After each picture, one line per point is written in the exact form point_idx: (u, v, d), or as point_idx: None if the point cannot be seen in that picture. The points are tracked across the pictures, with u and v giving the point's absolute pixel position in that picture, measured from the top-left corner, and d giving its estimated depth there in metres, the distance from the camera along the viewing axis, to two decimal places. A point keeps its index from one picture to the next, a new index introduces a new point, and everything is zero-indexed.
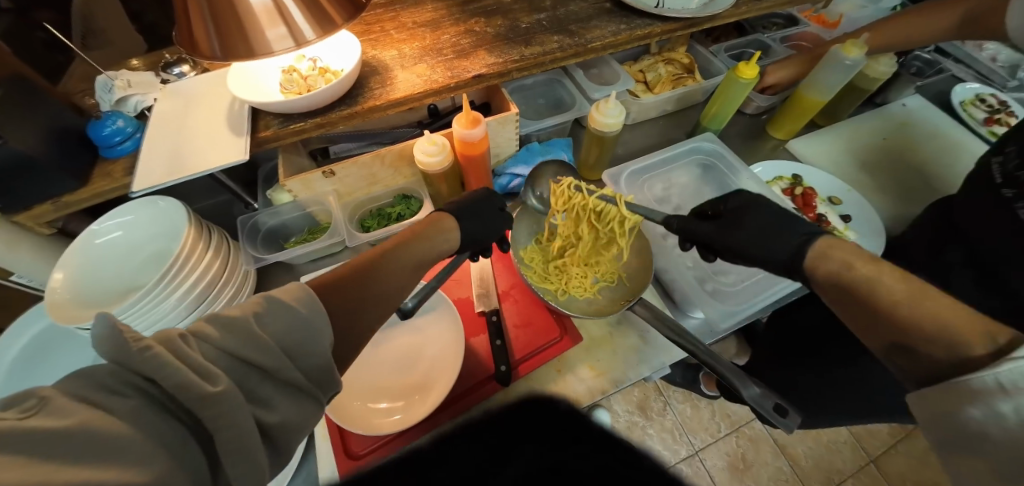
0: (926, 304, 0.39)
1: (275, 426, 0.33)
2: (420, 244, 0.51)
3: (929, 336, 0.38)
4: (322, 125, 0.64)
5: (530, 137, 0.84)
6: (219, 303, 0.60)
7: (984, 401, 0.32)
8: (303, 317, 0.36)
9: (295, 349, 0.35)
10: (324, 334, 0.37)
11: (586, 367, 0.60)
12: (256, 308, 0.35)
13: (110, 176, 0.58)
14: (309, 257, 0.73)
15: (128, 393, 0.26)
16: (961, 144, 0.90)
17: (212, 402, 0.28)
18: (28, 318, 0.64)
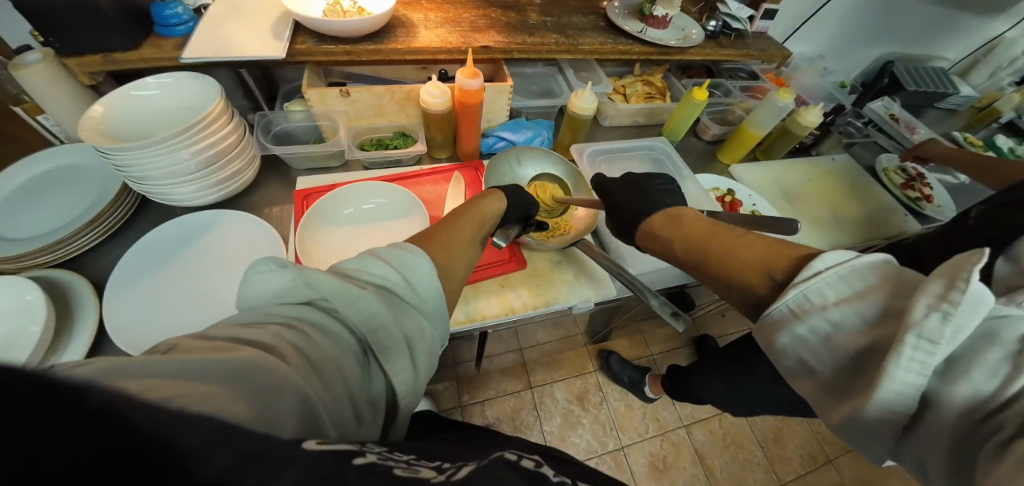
0: (726, 242, 0.48)
1: (414, 335, 0.40)
2: (489, 207, 0.60)
3: (744, 281, 0.44)
4: (349, 53, 0.77)
5: (520, 112, 0.99)
6: (218, 176, 0.70)
7: (788, 327, 0.38)
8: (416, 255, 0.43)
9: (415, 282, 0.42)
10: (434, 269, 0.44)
11: (526, 289, 0.71)
12: (373, 255, 0.42)
13: (159, 47, 0.70)
14: (307, 165, 0.83)
15: (285, 326, 0.33)
16: (874, 199, 1.08)
17: (362, 306, 0.37)
18: (39, 157, 0.72)
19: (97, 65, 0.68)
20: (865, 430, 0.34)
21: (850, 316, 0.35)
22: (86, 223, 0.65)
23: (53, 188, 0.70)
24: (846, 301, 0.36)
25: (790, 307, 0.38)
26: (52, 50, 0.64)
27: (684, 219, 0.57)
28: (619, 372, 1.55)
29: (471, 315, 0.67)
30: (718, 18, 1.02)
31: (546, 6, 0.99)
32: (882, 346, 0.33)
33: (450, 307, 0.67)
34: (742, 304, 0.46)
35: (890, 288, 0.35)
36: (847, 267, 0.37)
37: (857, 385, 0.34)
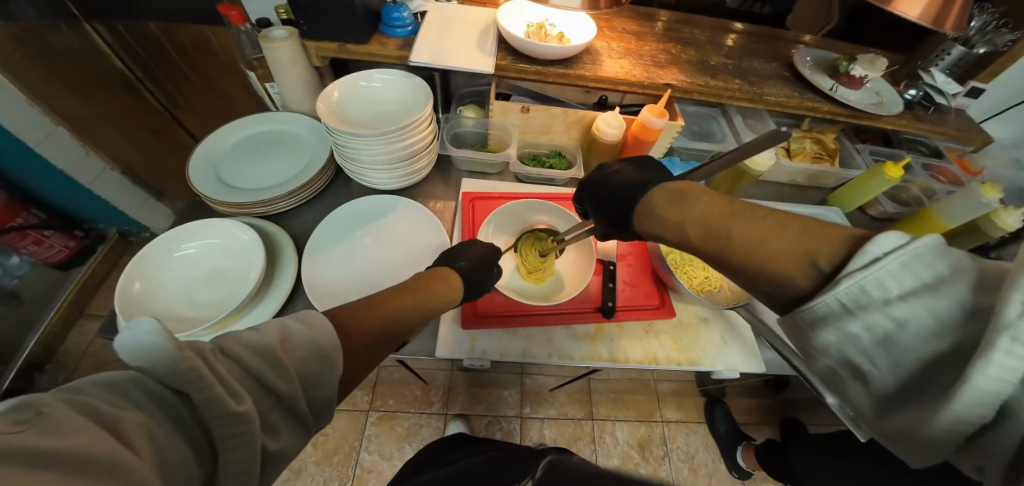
0: (753, 230, 0.39)
1: (276, 452, 0.36)
2: (431, 293, 0.56)
3: (779, 272, 0.36)
4: (539, 74, 0.80)
5: (674, 151, 0.96)
6: (411, 169, 0.78)
7: (835, 323, 0.32)
8: (326, 351, 0.40)
9: (309, 379, 0.39)
10: (335, 370, 0.41)
11: (670, 340, 0.69)
12: (282, 334, 0.39)
13: (384, 45, 0.78)
14: (470, 168, 0.88)
15: (146, 406, 0.30)
16: None
17: (234, 419, 0.32)
18: (243, 122, 0.83)
19: (330, 51, 0.78)
20: (916, 445, 0.29)
21: (910, 307, 0.29)
22: (297, 188, 0.75)
23: (258, 152, 0.81)
24: (912, 294, 0.29)
25: (841, 299, 0.31)
26: (297, 31, 0.75)
27: (698, 198, 0.47)
28: (716, 422, 1.46)
29: (615, 355, 0.66)
30: (920, 87, 0.92)
31: (726, 48, 0.95)
32: (965, 348, 0.27)
33: (595, 340, 0.67)
34: (781, 301, 0.38)
35: (967, 277, 0.28)
36: (911, 253, 0.29)
37: (921, 395, 0.29)
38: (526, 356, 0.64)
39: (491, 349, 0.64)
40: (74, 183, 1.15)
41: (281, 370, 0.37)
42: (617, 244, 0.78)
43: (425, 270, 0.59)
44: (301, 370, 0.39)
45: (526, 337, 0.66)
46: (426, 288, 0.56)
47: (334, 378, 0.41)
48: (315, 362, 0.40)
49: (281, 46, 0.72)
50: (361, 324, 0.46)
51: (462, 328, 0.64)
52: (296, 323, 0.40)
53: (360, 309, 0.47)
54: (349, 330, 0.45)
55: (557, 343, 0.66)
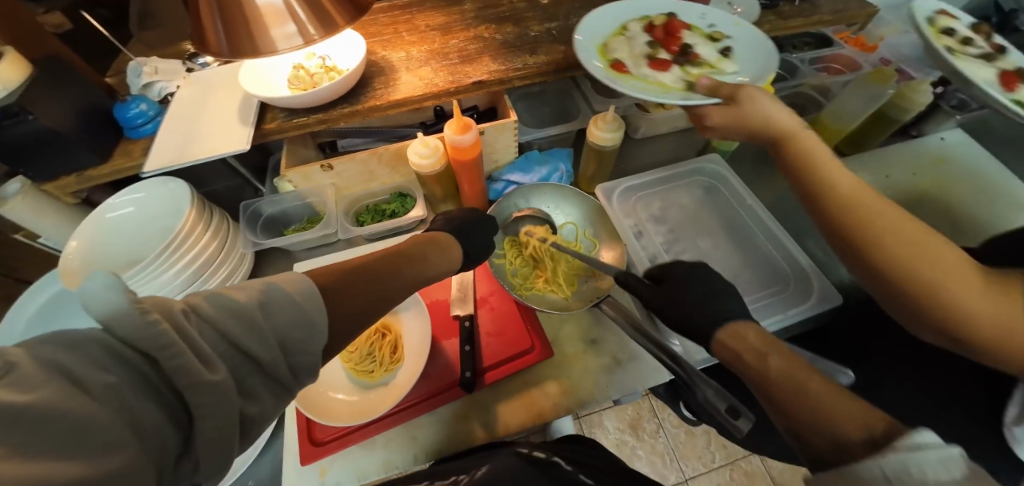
0: (854, 411, 0.33)
1: (254, 419, 0.28)
2: (421, 261, 0.46)
3: (834, 420, 0.33)
4: (324, 121, 0.66)
5: (531, 145, 0.83)
6: (214, 282, 0.64)
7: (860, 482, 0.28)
8: (305, 312, 0.31)
9: (291, 345, 0.30)
10: (321, 333, 0.31)
11: (553, 383, 0.59)
12: (259, 294, 0.30)
13: (128, 154, 0.64)
14: (306, 245, 0.76)
15: (111, 367, 0.23)
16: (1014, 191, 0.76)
17: (204, 390, 0.24)
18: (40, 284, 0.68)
19: (73, 185, 0.65)
20: None
21: None
22: None
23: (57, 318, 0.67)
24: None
25: (886, 471, 0.27)
26: (28, 178, 0.63)
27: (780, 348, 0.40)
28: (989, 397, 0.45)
29: (493, 428, 0.56)
30: None
31: (550, 8, 0.81)
32: None
33: (467, 418, 0.57)
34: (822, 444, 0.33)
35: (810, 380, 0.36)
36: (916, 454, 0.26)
37: None
38: (389, 469, 0.54)
39: (345, 478, 0.53)
40: None
41: (261, 332, 0.28)
42: (476, 288, 0.67)
43: (417, 238, 0.51)
44: (283, 332, 0.30)
45: (385, 444, 0.55)
46: (423, 257, 0.47)
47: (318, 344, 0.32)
48: (298, 326, 0.30)
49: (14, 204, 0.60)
50: (339, 281, 0.36)
51: (304, 466, 0.53)
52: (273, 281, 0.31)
53: (354, 273, 0.38)
54: (328, 293, 0.35)
55: (422, 440, 0.56)
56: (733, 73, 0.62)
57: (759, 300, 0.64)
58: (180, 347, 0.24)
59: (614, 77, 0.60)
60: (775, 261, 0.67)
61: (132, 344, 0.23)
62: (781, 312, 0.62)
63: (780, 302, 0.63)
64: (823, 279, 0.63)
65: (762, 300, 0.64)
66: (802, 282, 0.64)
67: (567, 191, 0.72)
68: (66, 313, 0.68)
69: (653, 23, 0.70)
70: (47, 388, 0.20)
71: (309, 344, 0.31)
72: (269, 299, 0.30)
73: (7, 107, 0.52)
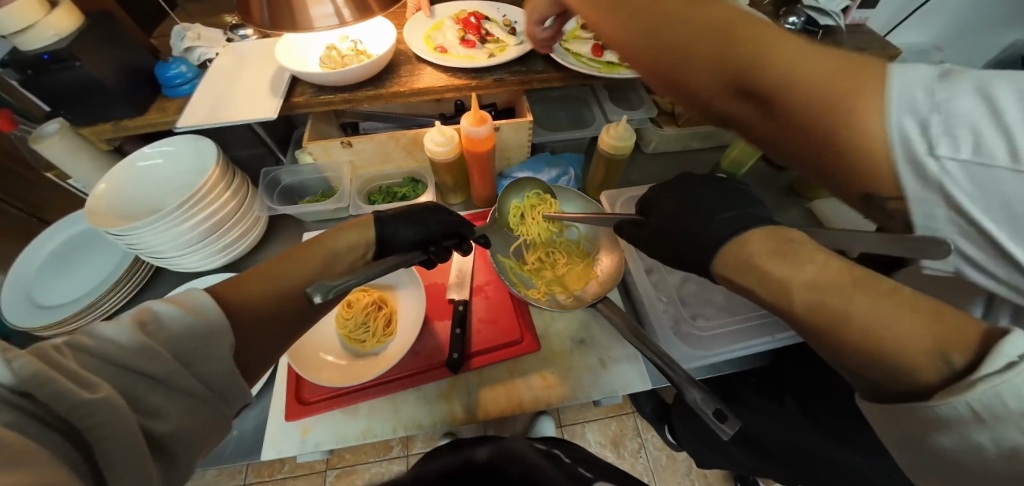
0: (882, 306, 0.28)
1: (169, 436, 0.29)
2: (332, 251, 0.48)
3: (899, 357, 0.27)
4: (349, 100, 0.70)
5: (545, 146, 0.86)
6: (226, 240, 0.68)
7: (959, 430, 0.24)
8: (200, 323, 0.33)
9: (188, 357, 0.32)
10: (223, 338, 0.34)
11: (538, 376, 0.61)
12: (144, 316, 0.31)
13: (163, 110, 0.68)
14: (315, 218, 0.79)
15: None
16: None
17: (88, 408, 0.25)
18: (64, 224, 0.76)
19: (108, 132, 0.69)
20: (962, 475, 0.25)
21: None
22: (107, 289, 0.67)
23: (75, 257, 0.74)
24: None
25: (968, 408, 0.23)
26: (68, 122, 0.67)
27: (806, 251, 0.33)
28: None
29: (473, 411, 0.58)
30: (800, 13, 0.81)
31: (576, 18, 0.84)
32: None
33: (450, 399, 0.58)
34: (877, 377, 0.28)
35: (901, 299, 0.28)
36: None
37: None
38: (367, 437, 0.56)
39: (326, 438, 0.56)
40: None
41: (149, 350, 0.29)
42: (474, 276, 0.69)
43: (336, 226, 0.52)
44: (178, 345, 0.32)
45: (368, 412, 0.57)
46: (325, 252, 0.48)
47: (223, 350, 0.34)
48: (191, 337, 0.32)
49: (44, 144, 0.63)
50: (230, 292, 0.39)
51: (288, 422, 0.56)
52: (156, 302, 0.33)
53: (240, 282, 0.40)
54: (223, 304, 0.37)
55: (404, 413, 0.57)
56: (520, 48, 0.75)
57: (750, 320, 0.63)
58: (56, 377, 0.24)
59: (438, 56, 0.73)
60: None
61: (16, 387, 0.23)
62: (772, 334, 0.61)
63: (772, 323, 0.63)
64: None
65: (754, 318, 0.63)
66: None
67: (574, 196, 0.73)
68: (80, 256, 0.74)
69: (462, 14, 0.81)
70: None
71: (205, 355, 0.33)
72: (160, 323, 0.32)
73: (58, 51, 0.57)
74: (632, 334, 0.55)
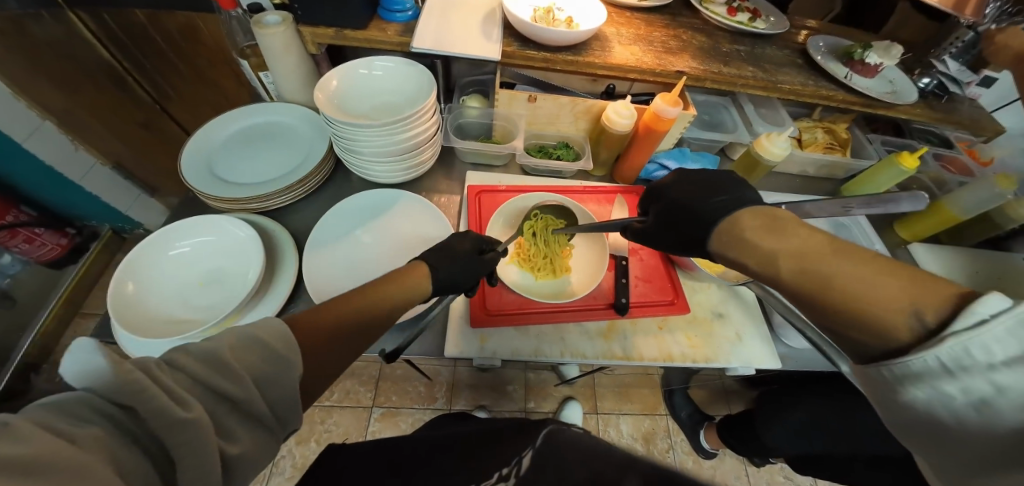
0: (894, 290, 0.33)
1: (237, 459, 0.32)
2: (392, 289, 0.49)
3: (880, 320, 0.33)
4: (547, 60, 0.77)
5: (685, 142, 0.93)
6: (411, 161, 0.74)
7: (932, 382, 0.30)
8: (277, 352, 0.36)
9: (265, 382, 0.35)
10: (293, 369, 0.36)
11: (684, 335, 0.68)
12: (233, 341, 0.35)
13: (383, 31, 0.74)
14: (474, 160, 0.85)
15: (94, 421, 0.26)
16: None
17: (182, 426, 0.28)
18: (245, 110, 0.80)
19: (326, 37, 0.74)
20: None
21: None
22: (290, 184, 0.72)
23: (249, 142, 0.78)
24: None
25: None
26: (291, 16, 0.72)
27: (793, 226, 0.41)
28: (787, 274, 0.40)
29: (629, 353, 0.64)
30: (934, 76, 0.91)
31: (740, 33, 0.91)
32: None
33: (609, 338, 0.65)
34: None
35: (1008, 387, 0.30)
36: None
37: None
38: (538, 355, 0.62)
39: (501, 349, 0.62)
40: (62, 180, 1.10)
41: (234, 377, 0.33)
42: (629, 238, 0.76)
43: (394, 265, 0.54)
44: (260, 370, 0.35)
45: (537, 335, 0.64)
46: (388, 280, 0.50)
47: (295, 377, 0.36)
48: (270, 362, 0.35)
49: (273, 32, 0.68)
50: (312, 323, 0.41)
51: (471, 327, 0.62)
52: (242, 332, 0.35)
53: (322, 307, 0.43)
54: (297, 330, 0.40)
55: (569, 342, 0.64)
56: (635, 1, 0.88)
57: None
58: (148, 392, 0.27)
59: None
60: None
61: (111, 399, 0.27)
62: None
63: None
64: None
65: None
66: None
67: None
68: (251, 143, 0.78)
69: None
70: (42, 444, 0.23)
71: (281, 378, 0.36)
72: (240, 351, 0.35)
73: None
74: (789, 311, 0.62)
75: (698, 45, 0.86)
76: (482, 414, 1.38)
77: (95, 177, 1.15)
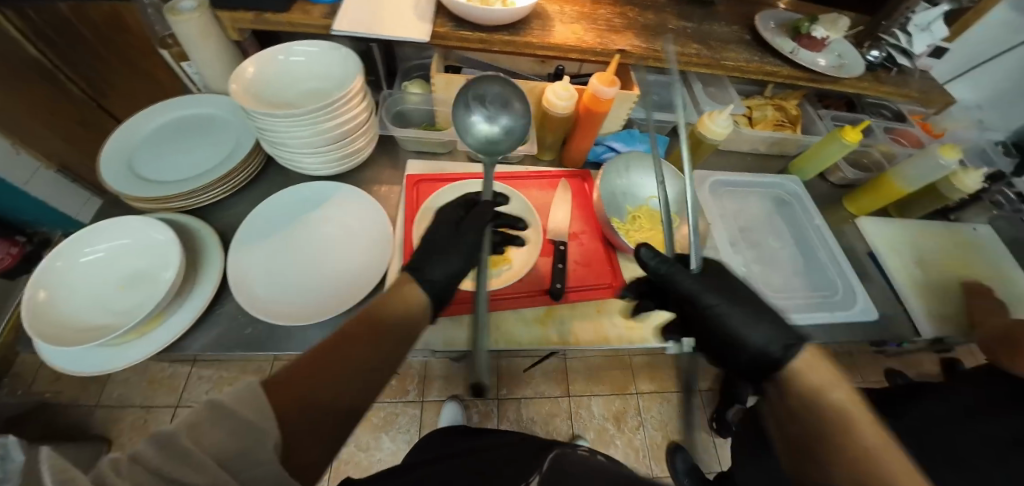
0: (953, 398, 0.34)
1: None
2: (384, 325, 0.45)
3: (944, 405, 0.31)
4: (483, 41, 0.74)
5: (635, 123, 0.92)
6: (345, 151, 0.72)
7: None
8: (251, 422, 0.31)
9: (232, 462, 0.29)
10: (269, 438, 0.31)
11: (622, 318, 0.68)
12: (202, 415, 0.31)
13: (307, 13, 0.70)
14: (417, 148, 0.83)
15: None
16: (1009, 278, 0.94)
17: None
18: (169, 104, 0.77)
19: (246, 22, 0.70)
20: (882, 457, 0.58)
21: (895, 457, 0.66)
22: (217, 179, 0.69)
23: (174, 137, 0.75)
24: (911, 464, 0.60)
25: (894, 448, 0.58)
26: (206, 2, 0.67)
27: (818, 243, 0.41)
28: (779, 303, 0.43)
29: (566, 337, 0.65)
30: (882, 48, 0.90)
31: (688, 9, 0.89)
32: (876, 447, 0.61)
33: (545, 324, 0.65)
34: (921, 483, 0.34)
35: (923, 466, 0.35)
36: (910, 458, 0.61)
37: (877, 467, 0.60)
38: (473, 344, 0.62)
39: (434, 339, 0.61)
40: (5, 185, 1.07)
41: (199, 458, 0.28)
42: (570, 223, 0.75)
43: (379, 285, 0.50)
44: (225, 449, 0.29)
45: (473, 324, 0.63)
46: (377, 314, 0.46)
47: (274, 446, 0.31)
48: (240, 436, 0.30)
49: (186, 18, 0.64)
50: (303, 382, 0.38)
51: None
52: (216, 402, 0.32)
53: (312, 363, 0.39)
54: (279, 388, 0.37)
55: (505, 329, 0.64)
56: None
57: (811, 297, 0.72)
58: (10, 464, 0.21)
59: None
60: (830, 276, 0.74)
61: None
62: (829, 313, 0.70)
63: (829, 304, 0.71)
64: (866, 299, 0.70)
65: (813, 298, 0.72)
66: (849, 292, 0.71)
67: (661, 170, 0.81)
68: (176, 137, 0.75)
69: None
70: None
71: (257, 454, 0.30)
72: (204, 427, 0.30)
73: None
74: None
75: (643, 23, 0.84)
76: (452, 405, 1.38)
77: (40, 181, 1.13)
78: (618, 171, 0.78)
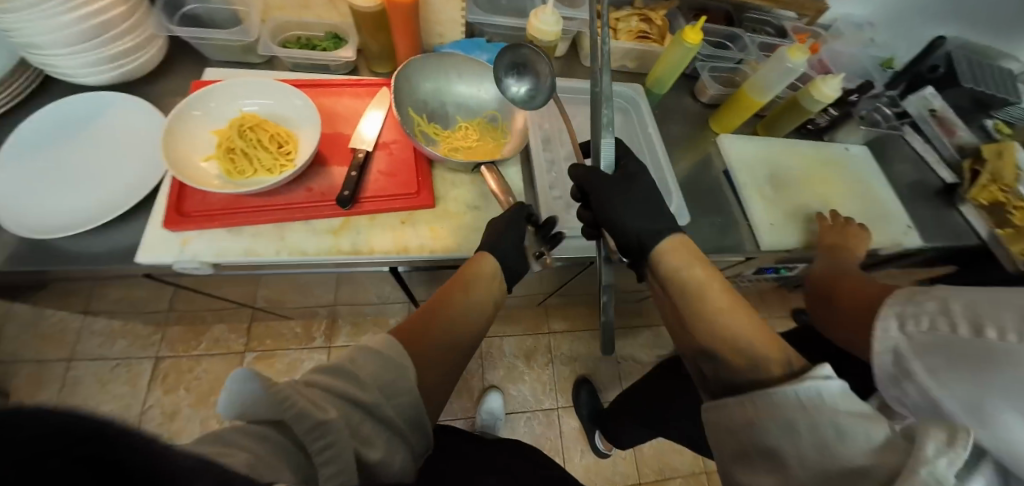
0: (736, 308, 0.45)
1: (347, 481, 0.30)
2: (475, 298, 0.54)
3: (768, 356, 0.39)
4: None
5: (483, 31, 0.84)
6: (108, 50, 0.63)
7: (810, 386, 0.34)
8: (390, 357, 0.39)
9: (388, 389, 0.37)
10: (408, 372, 0.39)
11: (427, 228, 0.65)
12: (352, 354, 0.38)
13: None
14: (223, 57, 0.74)
15: None
16: (868, 194, 0.94)
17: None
18: None
19: None
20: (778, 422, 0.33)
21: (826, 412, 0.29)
22: None
23: None
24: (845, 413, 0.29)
25: (801, 398, 0.31)
26: None
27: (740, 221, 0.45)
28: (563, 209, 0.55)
29: (359, 247, 0.61)
30: None
31: None
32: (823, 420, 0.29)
33: (337, 235, 0.61)
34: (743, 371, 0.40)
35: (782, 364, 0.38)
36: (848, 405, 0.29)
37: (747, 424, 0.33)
38: (250, 255, 0.58)
39: (204, 250, 0.57)
40: None
41: (364, 381, 0.36)
42: (381, 133, 0.69)
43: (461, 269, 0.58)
44: (376, 379, 0.37)
45: (253, 235, 0.59)
46: (462, 295, 0.54)
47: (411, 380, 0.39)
48: (391, 369, 0.38)
49: None
50: (416, 336, 0.47)
51: (167, 230, 0.56)
52: (362, 348, 0.39)
53: (415, 340, 0.47)
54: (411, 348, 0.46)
55: (290, 239, 0.60)
56: None
57: None
58: None
59: None
60: (652, 177, 0.82)
61: None
62: None
63: None
64: (680, 197, 0.79)
65: None
66: (664, 192, 0.80)
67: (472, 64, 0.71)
68: None
69: None
70: None
71: (397, 381, 0.38)
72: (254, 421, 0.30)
73: None
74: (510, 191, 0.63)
75: None
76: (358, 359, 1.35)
77: None
78: (427, 74, 0.71)
